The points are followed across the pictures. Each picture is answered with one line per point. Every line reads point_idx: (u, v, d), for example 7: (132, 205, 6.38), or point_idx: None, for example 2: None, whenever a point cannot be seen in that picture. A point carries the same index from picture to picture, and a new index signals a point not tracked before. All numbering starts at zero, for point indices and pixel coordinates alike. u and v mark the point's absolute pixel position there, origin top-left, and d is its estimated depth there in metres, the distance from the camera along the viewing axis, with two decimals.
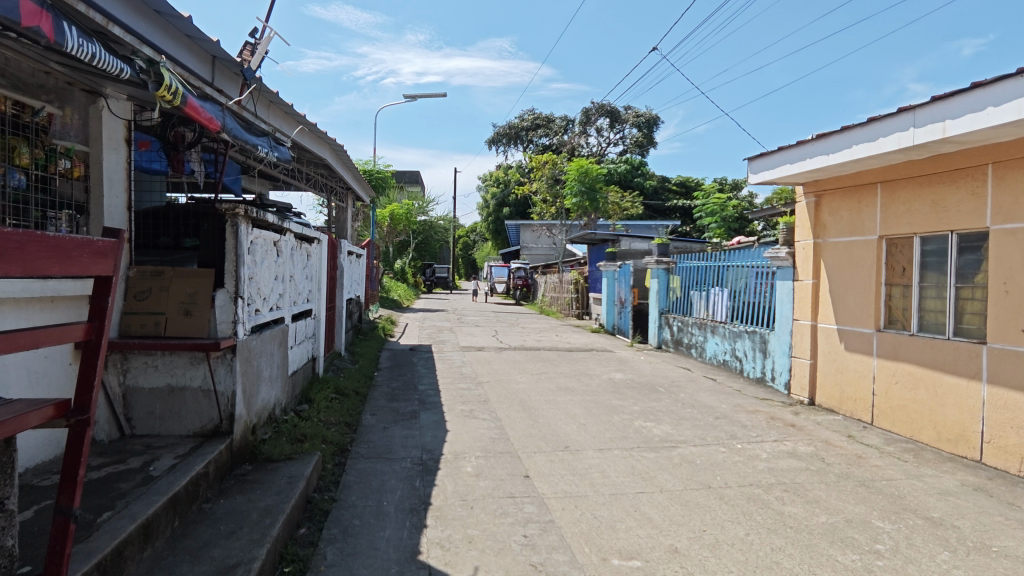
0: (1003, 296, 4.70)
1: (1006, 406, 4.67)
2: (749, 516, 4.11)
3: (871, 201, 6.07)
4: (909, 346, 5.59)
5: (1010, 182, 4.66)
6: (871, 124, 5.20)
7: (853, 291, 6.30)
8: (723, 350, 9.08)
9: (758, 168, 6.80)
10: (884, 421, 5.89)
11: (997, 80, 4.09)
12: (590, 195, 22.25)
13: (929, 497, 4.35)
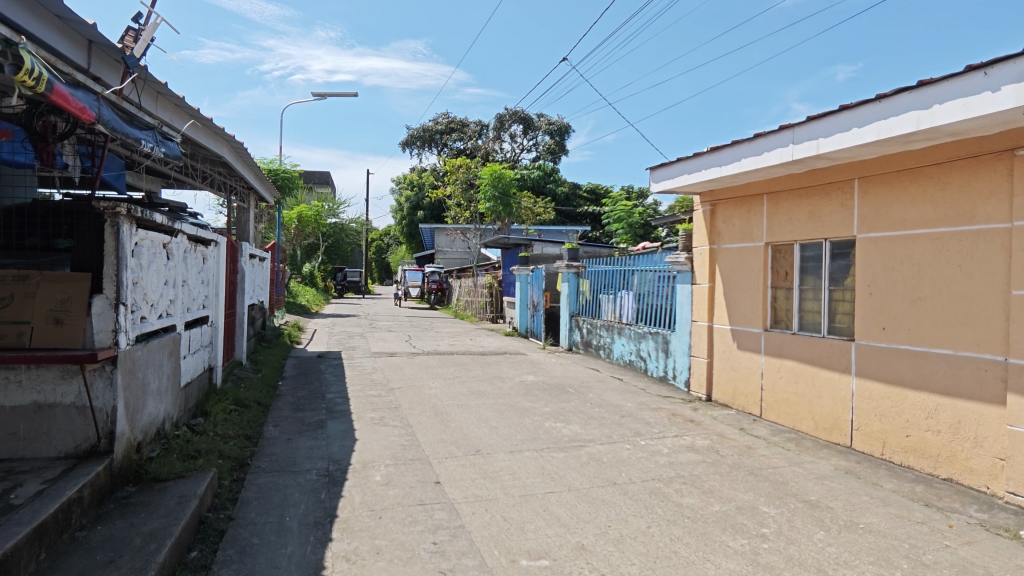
0: (868, 297, 5.24)
1: (871, 396, 5.20)
2: (651, 510, 4.30)
3: (758, 210, 6.57)
4: (791, 344, 6.10)
5: (872, 195, 5.21)
6: (757, 140, 5.63)
7: (743, 293, 6.78)
8: (629, 351, 9.47)
9: (658, 178, 7.17)
10: (771, 414, 6.38)
11: (861, 104, 4.53)
12: (503, 200, 22.51)
13: (808, 482, 4.76)
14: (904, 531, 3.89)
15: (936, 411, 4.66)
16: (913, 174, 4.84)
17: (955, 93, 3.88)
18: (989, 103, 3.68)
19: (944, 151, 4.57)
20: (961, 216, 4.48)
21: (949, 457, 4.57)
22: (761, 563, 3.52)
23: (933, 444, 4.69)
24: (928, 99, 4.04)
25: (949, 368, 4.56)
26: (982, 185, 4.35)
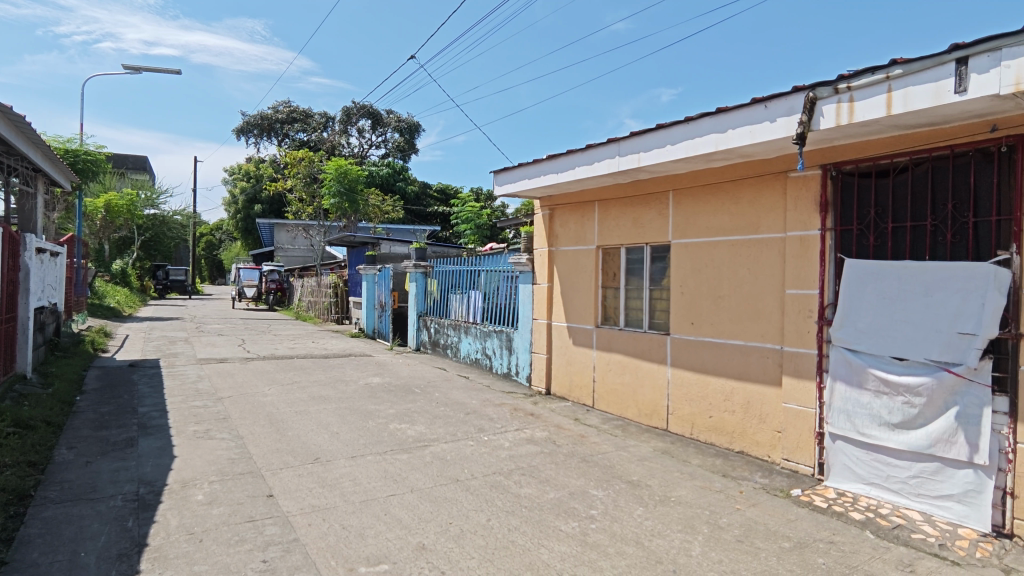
0: (680, 296, 5.91)
1: (682, 383, 5.88)
2: (491, 503, 4.43)
3: (591, 215, 7.09)
4: (618, 339, 6.67)
5: (683, 207, 5.88)
6: (588, 150, 6.08)
7: (578, 292, 7.27)
8: (475, 349, 9.67)
9: (502, 181, 7.43)
10: (602, 403, 6.92)
11: (674, 124, 5.09)
12: (349, 197, 21.67)
13: (631, 463, 5.25)
14: (706, 500, 4.45)
15: (731, 394, 5.40)
16: (715, 189, 5.54)
17: (744, 121, 4.50)
18: (770, 131, 4.33)
19: (737, 170, 5.29)
20: (750, 226, 5.22)
21: (741, 433, 5.32)
22: (589, 543, 3.80)
23: (730, 422, 5.42)
24: (724, 124, 4.65)
25: (742, 357, 5.31)
26: (764, 201, 5.11)
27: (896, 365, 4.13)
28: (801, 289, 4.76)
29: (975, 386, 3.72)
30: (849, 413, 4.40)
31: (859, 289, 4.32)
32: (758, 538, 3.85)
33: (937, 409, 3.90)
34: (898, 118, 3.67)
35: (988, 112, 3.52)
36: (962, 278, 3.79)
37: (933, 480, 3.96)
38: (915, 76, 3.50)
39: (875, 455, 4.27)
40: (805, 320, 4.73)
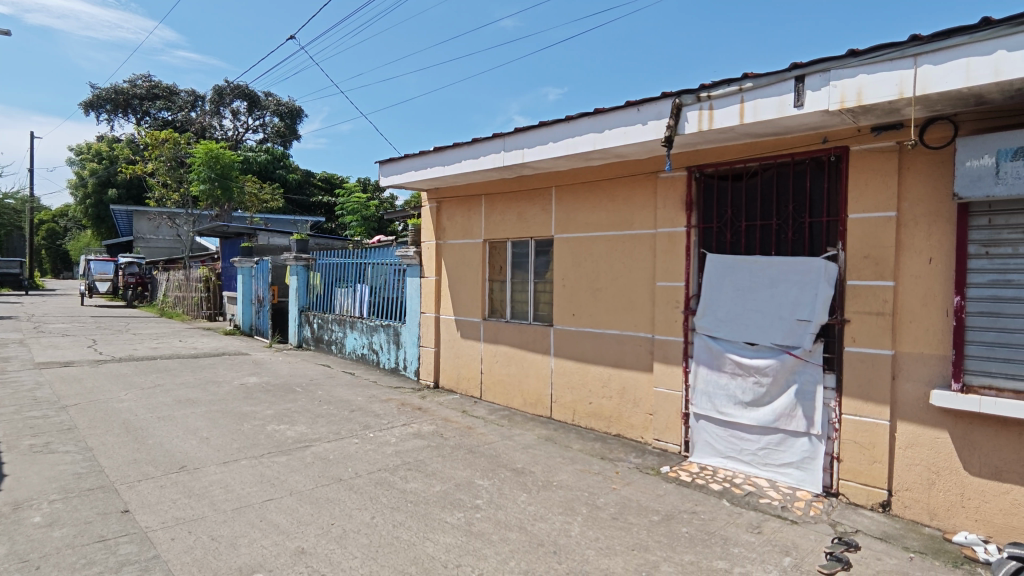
0: (562, 288, 6.14)
1: (564, 372, 6.13)
2: (375, 500, 4.34)
3: (477, 209, 7.14)
4: (504, 331, 6.81)
5: (564, 202, 6.10)
6: (473, 144, 6.11)
7: (465, 286, 7.31)
8: (361, 345, 9.41)
9: (387, 172, 7.26)
10: (489, 395, 7.03)
11: (555, 123, 5.26)
12: (222, 183, 20.08)
13: (516, 452, 5.40)
14: (585, 482, 4.68)
15: (609, 381, 5.71)
16: (593, 186, 5.81)
17: (619, 123, 4.76)
18: (641, 133, 4.61)
19: (613, 169, 5.58)
20: (625, 222, 5.54)
21: (617, 417, 5.65)
22: (474, 532, 3.86)
23: (607, 408, 5.74)
24: (601, 125, 4.88)
25: (618, 345, 5.63)
26: (637, 199, 5.44)
27: (748, 350, 4.60)
28: (669, 282, 5.13)
29: (810, 366, 4.25)
30: (709, 395, 4.84)
31: (717, 282, 4.74)
32: (631, 514, 4.12)
33: (781, 387, 4.40)
34: (750, 127, 4.06)
35: (821, 125, 4.00)
36: (799, 271, 4.28)
37: (778, 450, 4.46)
38: (763, 90, 3.90)
39: (731, 431, 4.73)
40: (673, 310, 5.11)
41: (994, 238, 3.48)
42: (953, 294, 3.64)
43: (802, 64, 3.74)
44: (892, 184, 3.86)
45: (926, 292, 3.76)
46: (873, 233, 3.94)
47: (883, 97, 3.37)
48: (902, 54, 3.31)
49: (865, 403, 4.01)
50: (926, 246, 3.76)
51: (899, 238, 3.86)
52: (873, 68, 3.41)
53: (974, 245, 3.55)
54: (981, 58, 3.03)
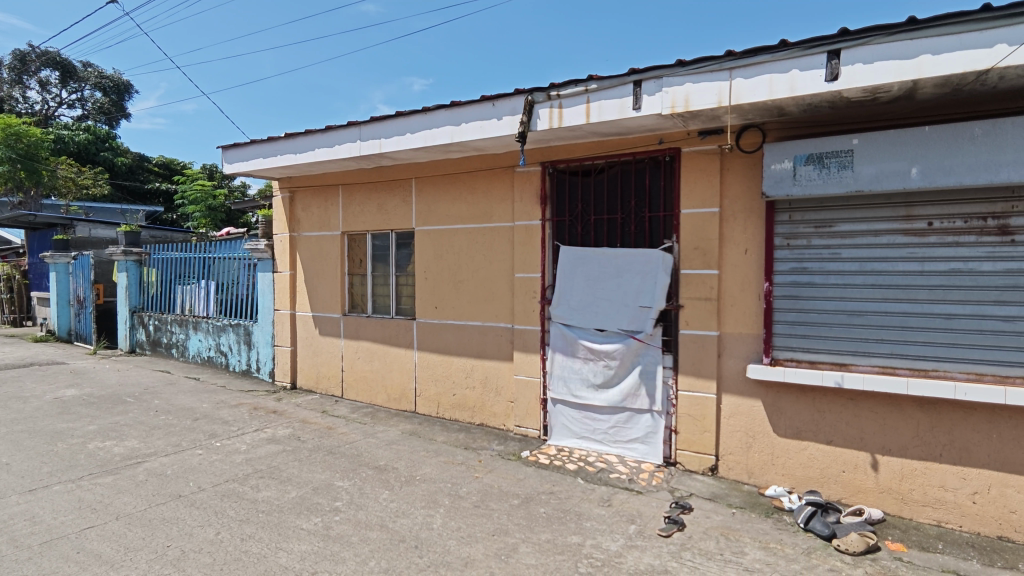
0: (424, 281, 6.10)
1: (428, 365, 6.10)
2: (220, 515, 4.00)
3: (334, 200, 6.83)
4: (365, 326, 6.61)
5: (424, 194, 6.04)
6: (328, 132, 5.82)
7: (322, 280, 6.98)
8: (206, 346, 8.61)
9: (232, 158, 6.69)
10: (350, 392, 6.80)
11: (412, 114, 5.17)
12: (26, 164, 17.16)
13: (379, 449, 5.28)
14: (448, 474, 4.72)
15: (471, 371, 5.79)
16: (452, 179, 5.81)
17: (475, 116, 4.80)
18: (497, 128, 4.69)
19: (472, 162, 5.63)
20: (484, 215, 5.62)
21: (481, 406, 5.75)
22: (332, 536, 3.71)
23: (471, 398, 5.82)
24: (458, 118, 4.89)
25: (479, 336, 5.72)
26: (495, 192, 5.54)
27: (598, 335, 4.89)
28: (527, 273, 5.30)
29: (651, 348, 4.64)
30: (565, 379, 5.09)
31: (570, 272, 4.97)
32: (492, 500, 4.22)
33: (627, 369, 4.76)
34: (595, 126, 4.31)
35: (657, 127, 4.36)
36: (641, 261, 4.64)
37: (625, 427, 4.83)
38: (606, 92, 4.14)
39: (585, 413, 5.03)
40: (530, 300, 5.30)
41: (794, 231, 4.04)
42: (763, 280, 4.17)
43: (640, 70, 4.04)
44: (716, 183, 4.31)
45: (743, 279, 4.26)
46: (701, 227, 4.38)
47: (706, 105, 3.75)
48: (720, 66, 3.70)
49: (696, 379, 4.46)
50: (743, 238, 4.26)
51: (722, 231, 4.33)
52: (697, 78, 3.78)
53: (779, 237, 4.09)
54: (781, 75, 3.49)
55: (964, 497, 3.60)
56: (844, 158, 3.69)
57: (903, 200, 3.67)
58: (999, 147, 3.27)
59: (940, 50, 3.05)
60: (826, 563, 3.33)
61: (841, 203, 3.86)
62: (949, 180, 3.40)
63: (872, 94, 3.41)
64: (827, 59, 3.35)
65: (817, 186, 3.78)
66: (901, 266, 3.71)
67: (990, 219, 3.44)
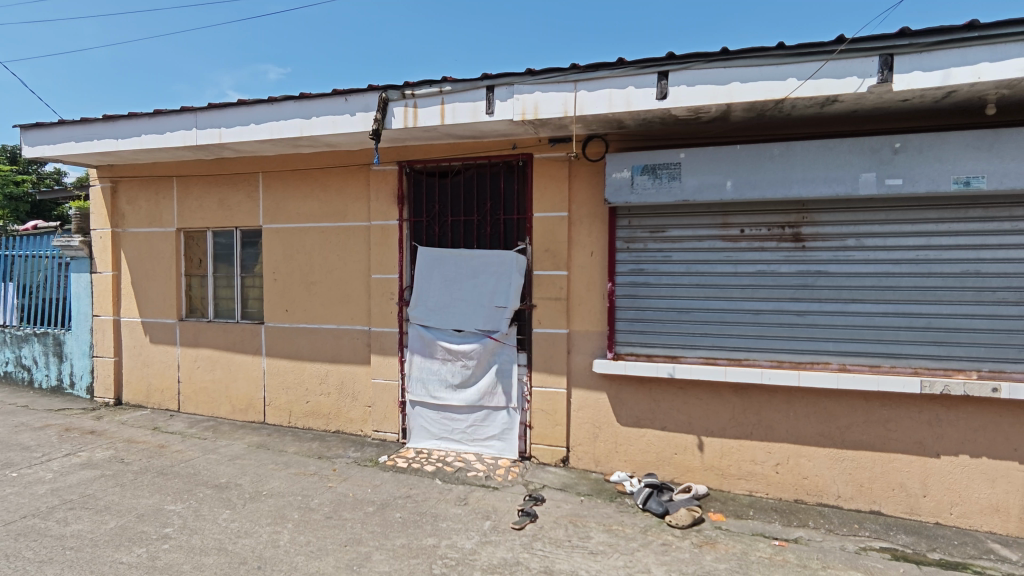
0: (273, 282, 5.71)
1: (278, 372, 5.72)
2: (14, 558, 3.42)
3: (167, 193, 6.15)
4: (205, 331, 6.04)
5: (272, 189, 5.66)
6: (157, 117, 5.23)
7: (153, 281, 6.26)
8: (3, 361, 7.31)
9: (33, 140, 5.75)
10: (187, 405, 6.17)
11: (255, 103, 4.82)
12: None
13: (221, 465, 4.85)
14: (299, 486, 4.46)
15: (326, 377, 5.53)
16: (303, 175, 5.51)
17: (325, 110, 4.60)
18: (349, 124, 4.53)
19: (325, 158, 5.39)
20: (338, 213, 5.40)
21: (336, 413, 5.52)
22: (159, 567, 3.33)
23: (325, 405, 5.56)
24: (307, 111, 4.64)
25: (334, 340, 5.48)
26: (349, 190, 5.35)
27: (456, 336, 4.92)
28: (384, 274, 5.18)
29: (506, 347, 4.77)
30: (423, 381, 5.05)
31: (427, 273, 4.94)
32: (346, 510, 4.07)
33: (484, 368, 4.85)
34: (450, 128, 4.33)
35: (510, 132, 4.49)
36: (496, 263, 4.75)
37: (482, 425, 4.92)
38: (460, 94, 4.18)
39: (443, 413, 5.03)
40: (387, 301, 5.19)
41: (632, 236, 4.38)
42: (607, 280, 4.47)
43: (492, 75, 4.12)
44: (564, 189, 4.54)
45: (589, 280, 4.54)
46: (552, 231, 4.59)
47: (552, 113, 3.94)
48: (565, 78, 3.90)
49: (548, 375, 4.67)
50: (588, 241, 4.53)
51: (570, 234, 4.58)
52: (544, 87, 3.95)
53: (620, 240, 4.42)
54: (618, 90, 3.76)
55: (769, 469, 4.16)
56: (673, 170, 4.07)
57: (721, 209, 4.14)
58: (792, 166, 3.81)
59: (746, 78, 3.49)
60: (659, 538, 3.65)
61: (671, 211, 4.26)
62: (755, 192, 3.89)
63: (694, 114, 3.80)
64: (657, 79, 3.67)
65: (651, 195, 4.13)
66: (720, 268, 4.18)
67: (787, 228, 4.01)
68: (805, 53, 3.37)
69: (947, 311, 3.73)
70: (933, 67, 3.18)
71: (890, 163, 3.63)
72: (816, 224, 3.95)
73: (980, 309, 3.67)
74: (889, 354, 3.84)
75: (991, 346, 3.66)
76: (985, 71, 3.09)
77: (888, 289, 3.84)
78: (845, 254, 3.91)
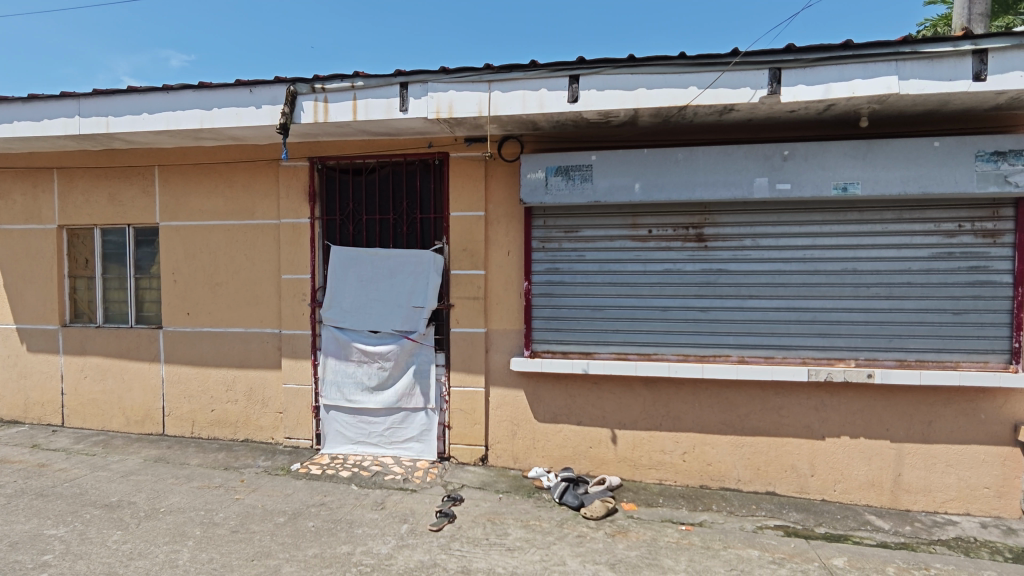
0: (172, 283, 5.33)
1: (178, 380, 5.36)
2: None
3: (47, 186, 5.59)
4: (94, 338, 5.55)
5: (170, 184, 5.28)
6: (32, 102, 4.73)
7: (31, 283, 5.67)
8: None
9: None
10: (74, 419, 5.65)
11: (149, 91, 4.47)
12: None
13: (112, 483, 4.47)
14: (201, 500, 4.19)
15: (233, 383, 5.24)
16: (205, 169, 5.18)
17: (228, 102, 4.35)
18: (254, 117, 4.31)
19: (230, 152, 5.10)
20: (244, 211, 5.12)
21: (244, 421, 5.24)
22: None
23: (232, 413, 5.27)
24: (208, 102, 4.37)
25: (241, 344, 5.20)
26: (257, 186, 5.09)
27: (372, 337, 4.80)
28: (295, 274, 4.98)
29: (425, 347, 4.72)
30: (338, 384, 4.89)
31: (340, 273, 4.79)
32: (253, 522, 3.87)
33: (402, 369, 4.78)
34: (363, 124, 4.22)
35: (426, 131, 4.44)
36: (413, 262, 4.68)
37: (400, 428, 4.84)
38: (373, 90, 4.08)
39: (359, 417, 4.90)
40: (299, 302, 4.99)
41: (548, 235, 4.46)
42: (523, 279, 4.53)
43: (405, 72, 4.06)
44: (481, 188, 4.55)
45: (507, 279, 4.58)
46: (469, 230, 4.59)
47: (468, 113, 3.93)
48: (480, 78, 3.90)
49: (467, 374, 4.66)
50: (505, 241, 4.56)
51: (487, 234, 4.59)
52: (459, 86, 3.93)
53: (536, 240, 4.49)
54: (532, 92, 3.82)
55: (677, 458, 4.37)
56: (585, 171, 4.18)
57: (631, 209, 4.30)
58: (695, 169, 4.02)
59: (652, 85, 3.65)
60: (575, 530, 3.75)
61: (585, 211, 4.37)
62: (662, 195, 4.08)
63: (605, 118, 3.93)
64: (568, 83, 3.76)
65: (565, 196, 4.22)
66: (630, 267, 4.34)
67: (691, 228, 4.23)
68: (705, 63, 3.56)
69: (830, 305, 4.07)
70: (816, 81, 3.46)
71: (781, 169, 3.91)
72: (717, 225, 4.19)
73: (858, 303, 4.04)
74: (781, 346, 4.14)
75: (866, 336, 4.04)
76: (859, 87, 3.41)
77: (780, 286, 4.14)
78: (743, 253, 4.17)
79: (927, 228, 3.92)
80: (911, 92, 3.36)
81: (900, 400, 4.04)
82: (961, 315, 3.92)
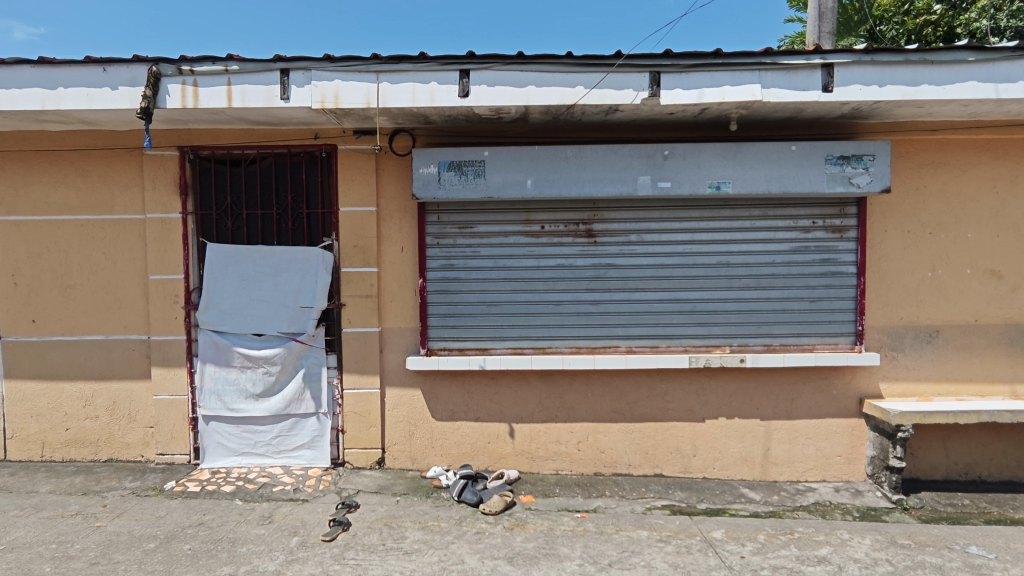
0: (12, 287, 4.66)
1: (23, 398, 4.71)
2: None
3: None
4: None
5: (7, 173, 4.60)
6: None
7: None
8: None
9: None
10: None
11: None
12: None
13: None
14: (53, 531, 3.71)
15: (92, 397, 4.68)
16: (52, 157, 4.57)
17: (78, 81, 3.86)
18: (110, 99, 3.86)
19: (82, 138, 4.54)
20: (102, 204, 4.58)
21: (107, 439, 4.71)
22: None
23: (92, 431, 4.71)
24: (52, 80, 3.85)
25: (102, 353, 4.66)
26: (116, 177, 4.57)
27: (256, 340, 4.49)
28: (165, 274, 4.53)
29: (314, 349, 4.50)
30: (218, 393, 4.53)
31: (217, 272, 4.43)
32: (118, 551, 3.48)
33: (290, 373, 4.51)
34: (239, 111, 3.92)
35: (310, 121, 4.21)
36: (300, 260, 4.43)
37: (289, 435, 4.58)
38: (251, 75, 3.80)
39: (243, 426, 4.58)
40: (171, 305, 4.55)
41: (442, 231, 4.40)
42: (418, 276, 4.44)
43: (286, 57, 3.81)
44: (371, 182, 4.39)
45: (400, 276, 4.46)
46: (360, 226, 4.42)
47: (355, 104, 3.77)
48: (367, 68, 3.75)
49: (360, 376, 4.49)
50: (399, 237, 4.45)
51: (379, 230, 4.45)
52: (345, 75, 3.76)
53: (429, 237, 4.41)
54: (422, 84, 3.74)
55: (572, 447, 4.50)
56: (478, 167, 4.16)
57: (524, 205, 4.35)
58: (584, 167, 4.14)
59: (542, 83, 3.70)
60: (474, 527, 3.74)
61: (478, 207, 4.36)
62: (553, 191, 4.16)
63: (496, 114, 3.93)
64: (459, 77, 3.72)
65: (458, 191, 4.18)
66: (524, 262, 4.40)
67: (581, 224, 4.36)
68: (590, 64, 3.66)
69: (707, 296, 4.37)
70: (691, 86, 3.68)
71: (662, 168, 4.13)
72: (605, 221, 4.36)
73: (731, 293, 4.37)
74: (664, 336, 4.39)
75: (739, 324, 4.38)
76: (728, 93, 3.67)
77: (663, 278, 4.37)
78: (629, 248, 4.36)
79: (788, 224, 4.32)
80: (772, 99, 3.67)
81: (768, 381, 4.42)
82: (816, 302, 4.36)
